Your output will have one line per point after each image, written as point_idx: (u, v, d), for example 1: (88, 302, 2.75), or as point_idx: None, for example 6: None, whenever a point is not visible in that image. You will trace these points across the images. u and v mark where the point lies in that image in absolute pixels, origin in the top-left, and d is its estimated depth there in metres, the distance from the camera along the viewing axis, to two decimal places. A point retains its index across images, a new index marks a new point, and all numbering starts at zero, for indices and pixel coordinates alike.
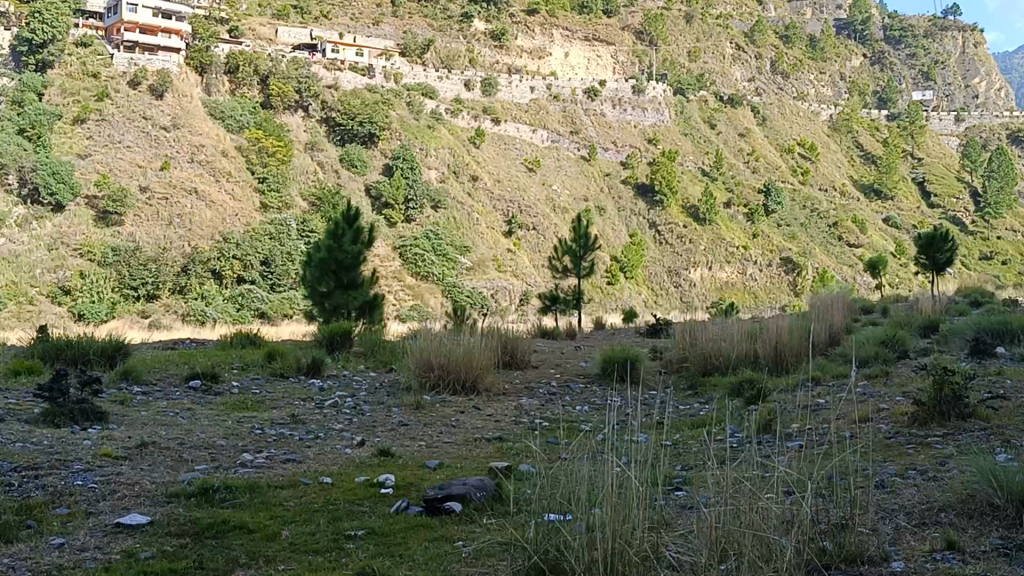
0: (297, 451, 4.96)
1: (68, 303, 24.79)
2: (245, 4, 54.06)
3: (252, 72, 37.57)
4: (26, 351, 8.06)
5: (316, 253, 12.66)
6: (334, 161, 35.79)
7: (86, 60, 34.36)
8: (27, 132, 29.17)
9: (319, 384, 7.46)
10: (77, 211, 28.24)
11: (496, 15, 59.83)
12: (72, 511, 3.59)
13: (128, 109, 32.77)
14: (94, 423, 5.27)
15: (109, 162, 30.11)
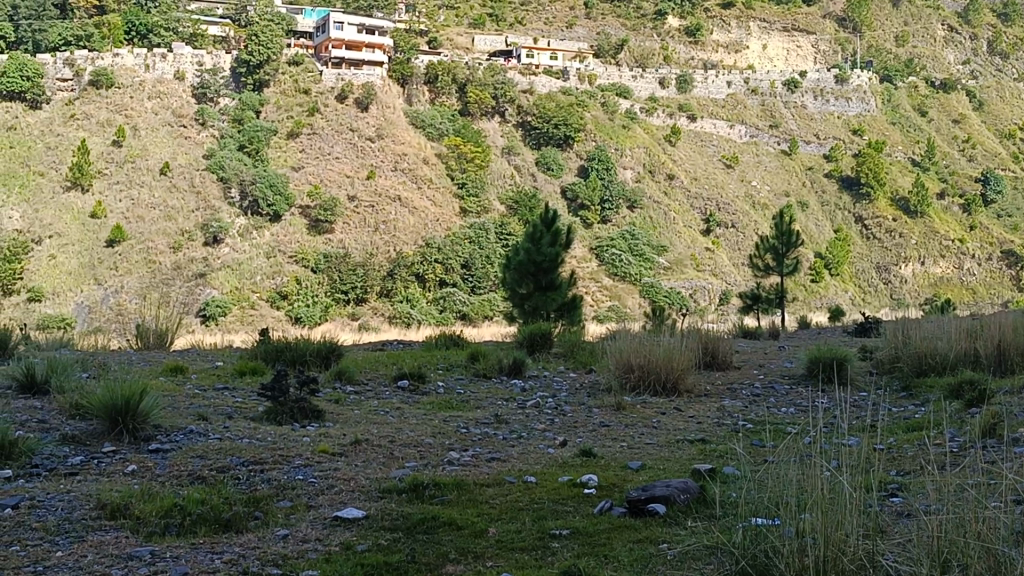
0: (501, 450, 5.05)
1: (286, 307, 26.30)
2: (443, 15, 55.75)
3: (451, 81, 38.63)
4: (249, 353, 8.61)
5: (516, 257, 12.91)
6: (530, 165, 36.35)
7: (298, 77, 36.44)
8: (247, 147, 31.73)
9: (520, 384, 7.56)
10: (292, 220, 29.97)
11: (689, 11, 59.18)
12: (295, 504, 3.81)
13: (337, 122, 34.39)
14: (312, 420, 5.56)
15: (320, 173, 31.84)
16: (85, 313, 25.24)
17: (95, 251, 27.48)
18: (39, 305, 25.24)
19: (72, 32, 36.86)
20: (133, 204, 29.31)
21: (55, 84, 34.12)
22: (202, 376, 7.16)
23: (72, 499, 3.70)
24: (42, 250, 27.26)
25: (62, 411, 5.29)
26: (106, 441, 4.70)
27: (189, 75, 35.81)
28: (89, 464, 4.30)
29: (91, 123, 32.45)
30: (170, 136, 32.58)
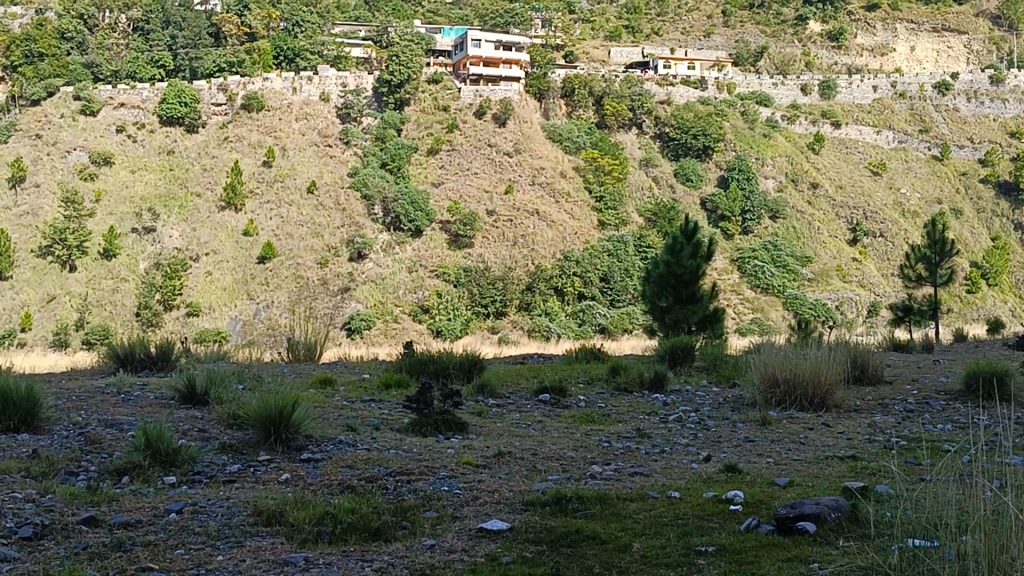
0: (644, 464, 5.01)
1: (427, 320, 26.77)
2: (579, 29, 55.93)
3: (588, 94, 38.71)
4: (394, 365, 8.80)
5: (655, 269, 12.82)
6: (669, 176, 36.04)
7: (438, 95, 37.19)
8: (389, 165, 32.68)
9: (662, 399, 7.47)
10: (433, 235, 30.53)
11: (833, 15, 57.70)
12: (441, 515, 3.87)
13: (476, 138, 34.87)
14: (456, 433, 5.65)
15: (459, 189, 32.40)
16: (239, 326, 26.44)
17: (247, 268, 28.73)
18: (197, 318, 26.68)
19: (225, 59, 38.69)
20: (282, 222, 30.58)
21: (211, 108, 35.90)
22: (350, 388, 7.36)
23: (230, 505, 3.86)
24: (199, 267, 28.83)
25: (220, 421, 5.53)
26: (260, 450, 4.89)
27: (334, 96, 37.06)
28: (245, 471, 4.48)
29: (243, 145, 33.99)
30: (316, 155, 33.80)
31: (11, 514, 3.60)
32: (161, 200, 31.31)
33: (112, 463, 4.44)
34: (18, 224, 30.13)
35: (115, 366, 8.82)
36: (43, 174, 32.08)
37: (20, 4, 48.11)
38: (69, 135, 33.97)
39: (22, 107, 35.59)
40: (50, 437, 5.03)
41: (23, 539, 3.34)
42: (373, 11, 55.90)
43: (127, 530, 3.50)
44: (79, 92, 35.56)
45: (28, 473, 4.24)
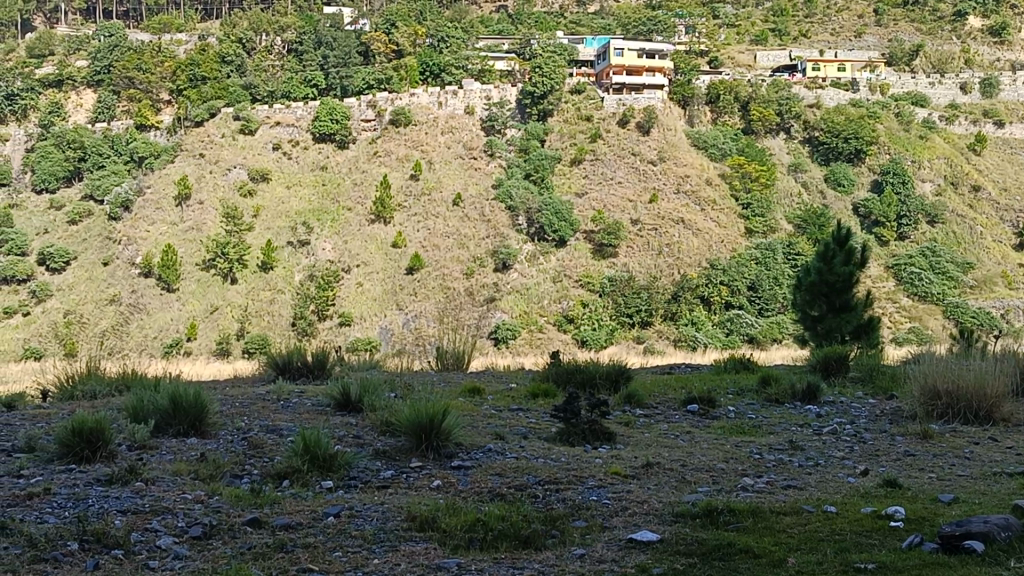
0: (797, 477, 4.89)
1: (572, 330, 26.81)
2: (724, 34, 54.93)
3: (734, 100, 38.00)
4: (541, 375, 8.86)
5: (807, 277, 12.50)
6: (819, 182, 35.07)
7: (581, 105, 37.27)
8: (533, 175, 33.04)
9: (815, 410, 7.25)
10: (577, 245, 30.55)
11: (994, 10, 55.11)
12: (590, 525, 3.86)
13: (619, 147, 34.74)
14: (604, 443, 5.64)
15: (603, 198, 32.39)
16: (389, 335, 27.15)
17: (396, 279, 29.49)
18: (348, 328, 27.54)
19: (374, 76, 39.80)
20: (429, 234, 31.27)
21: (360, 125, 37.18)
22: (498, 397, 7.42)
23: (384, 510, 3.96)
24: (350, 278, 29.78)
25: (374, 428, 5.68)
26: (413, 457, 4.99)
27: (478, 109, 37.72)
28: (399, 477, 4.59)
29: (392, 159, 34.92)
30: (462, 168, 34.39)
31: (182, 514, 3.80)
32: (314, 214, 32.49)
33: (274, 466, 4.63)
34: (183, 239, 31.95)
35: (274, 374, 9.18)
36: (206, 192, 33.91)
37: (185, 30, 50.84)
38: (230, 153, 35.85)
39: (187, 128, 37.83)
40: (216, 441, 5.27)
41: (192, 538, 3.51)
42: (515, 24, 56.58)
43: (288, 532, 3.64)
44: (238, 113, 37.41)
45: (196, 475, 4.46)
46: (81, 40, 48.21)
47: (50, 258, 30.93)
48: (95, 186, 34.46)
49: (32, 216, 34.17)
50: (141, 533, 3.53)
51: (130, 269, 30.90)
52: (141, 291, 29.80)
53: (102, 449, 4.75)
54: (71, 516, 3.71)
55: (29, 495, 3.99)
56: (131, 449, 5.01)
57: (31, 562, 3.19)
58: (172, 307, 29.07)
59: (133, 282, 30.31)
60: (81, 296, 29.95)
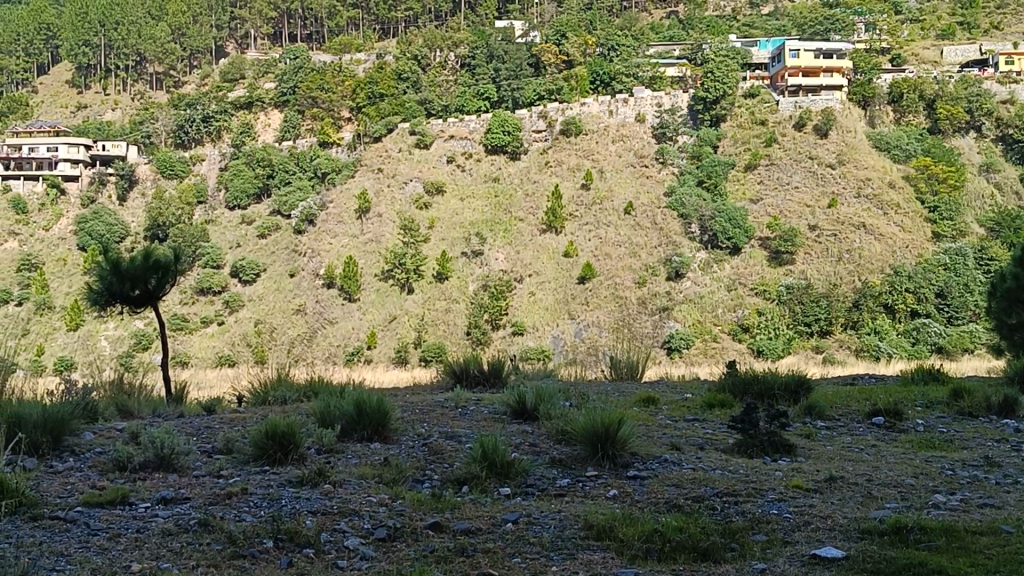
0: (995, 496, 4.61)
1: (747, 339, 26.22)
2: (908, 29, 52.57)
3: (918, 98, 36.20)
4: (717, 385, 8.72)
5: (1002, 283, 11.76)
6: (1014, 182, 33.15)
7: (755, 109, 36.49)
8: (706, 182, 32.65)
9: (1013, 424, 6.83)
10: (752, 252, 29.80)
11: None
12: (770, 539, 3.78)
13: (796, 151, 33.75)
14: (784, 454, 5.50)
15: (779, 204, 31.60)
16: (562, 345, 27.31)
17: (569, 289, 29.66)
18: (521, 337, 27.86)
19: (545, 87, 40.31)
20: (601, 243, 31.29)
21: (531, 136, 37.70)
22: (672, 408, 7.35)
23: (562, 518, 3.99)
24: (523, 288, 30.16)
25: (550, 436, 5.73)
26: (589, 466, 5.01)
27: (649, 116, 37.55)
28: (574, 486, 4.61)
29: (563, 170, 35.19)
30: (633, 176, 34.26)
31: (367, 516, 3.95)
32: (487, 225, 33.08)
33: (453, 472, 4.74)
34: (363, 250, 33.17)
35: (452, 382, 9.43)
36: (384, 205, 35.10)
37: (364, 49, 52.81)
38: (407, 167, 37.04)
39: (367, 143, 39.40)
40: (398, 446, 5.46)
41: (377, 539, 3.64)
42: (687, 29, 56.05)
43: (468, 537, 3.71)
44: (414, 128, 38.68)
45: (379, 478, 4.63)
46: (269, 64, 50.92)
47: (242, 271, 32.81)
48: (281, 202, 36.26)
49: (226, 231, 36.32)
50: (330, 534, 3.69)
51: (315, 280, 32.32)
52: (325, 301, 31.14)
53: (293, 452, 5.00)
54: (266, 515, 3.92)
55: (226, 494, 4.23)
56: (319, 452, 5.25)
57: (230, 557, 3.39)
58: (353, 317, 30.22)
59: (317, 292, 31.69)
60: (270, 306, 31.59)
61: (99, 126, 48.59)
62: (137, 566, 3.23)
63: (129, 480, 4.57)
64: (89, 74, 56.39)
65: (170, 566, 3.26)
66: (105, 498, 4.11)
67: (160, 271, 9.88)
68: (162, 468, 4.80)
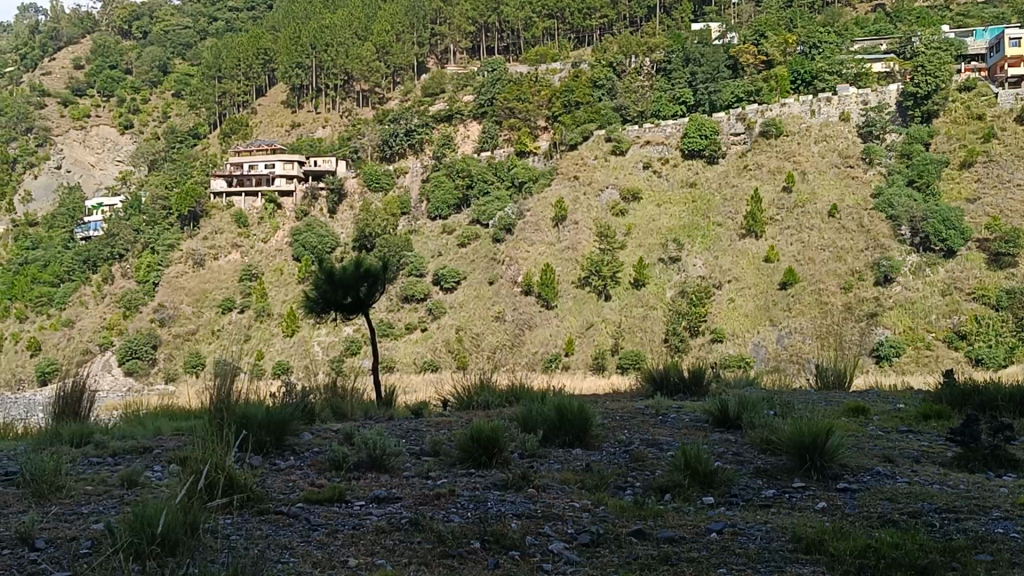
0: None
1: (964, 347, 24.62)
2: None
3: None
4: (934, 394, 8.27)
5: None
6: None
7: (971, 103, 34.49)
8: (917, 182, 31.12)
9: None
10: (969, 255, 28.02)
11: None
12: (997, 559, 3.54)
13: (1018, 147, 31.24)
14: (1009, 470, 5.15)
15: (1000, 204, 29.58)
16: (763, 353, 26.67)
17: (770, 295, 28.87)
18: (721, 344, 27.39)
19: (744, 89, 39.37)
20: (804, 247, 30.26)
21: (729, 139, 37.07)
22: (885, 418, 7.03)
23: (770, 529, 3.89)
24: (722, 294, 29.63)
25: (754, 445, 5.61)
26: (796, 478, 4.86)
27: (855, 115, 35.91)
28: (781, 498, 4.49)
29: (763, 172, 34.32)
30: (837, 177, 32.93)
31: (571, 521, 3.99)
32: (685, 231, 32.70)
33: (656, 480, 4.72)
34: (561, 258, 33.43)
35: (652, 390, 9.37)
36: (581, 213, 35.28)
37: (559, 59, 53.14)
38: (603, 174, 37.13)
39: (563, 152, 39.92)
40: (600, 452, 5.48)
41: (581, 544, 3.67)
42: (895, 22, 53.53)
43: (673, 546, 3.68)
44: (611, 135, 38.85)
45: (581, 484, 4.67)
46: (468, 77, 52.21)
47: (443, 279, 33.92)
48: (481, 212, 37.19)
49: (428, 241, 37.67)
50: (535, 538, 3.75)
51: (513, 288, 32.88)
52: (523, 308, 31.61)
53: (498, 456, 5.11)
54: (473, 517, 4.02)
55: (436, 495, 4.38)
56: (522, 456, 5.35)
57: (440, 556, 3.50)
58: (551, 324, 30.55)
59: (516, 300, 32.20)
60: (471, 314, 32.39)
61: (311, 143, 51.27)
62: (354, 561, 3.39)
63: (345, 479, 4.80)
64: (302, 94, 59.72)
65: (384, 562, 3.40)
66: (325, 496, 4.34)
67: (370, 279, 10.30)
68: (376, 468, 5.03)
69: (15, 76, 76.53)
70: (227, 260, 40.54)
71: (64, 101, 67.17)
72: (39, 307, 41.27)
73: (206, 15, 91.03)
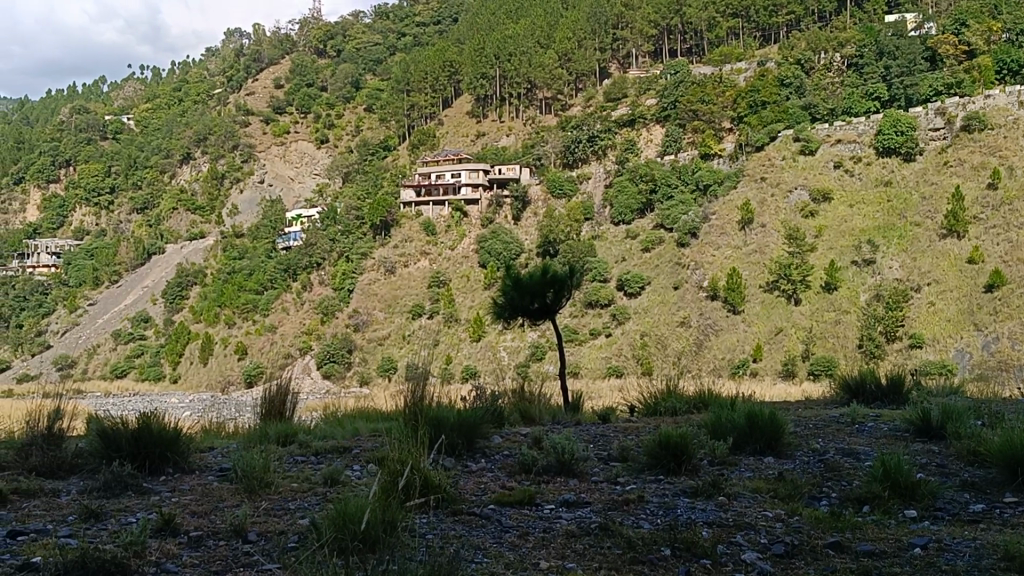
0: None
1: None
2: None
3: None
4: None
5: None
6: None
7: None
8: None
9: None
10: None
11: None
12: None
13: None
14: None
15: None
16: (968, 360, 25.14)
17: (974, 298, 27.10)
18: (921, 350, 26.11)
19: (943, 82, 37.31)
20: (1013, 247, 28.10)
21: (928, 135, 35.18)
22: None
23: (977, 547, 3.68)
24: (921, 298, 28.21)
25: (958, 457, 5.33)
26: (1006, 492, 4.58)
27: None
28: (991, 513, 4.24)
29: (965, 169, 32.39)
30: None
31: (763, 531, 3.90)
32: (880, 232, 31.32)
33: (852, 490, 4.56)
34: (748, 262, 32.70)
35: (848, 398, 9.03)
36: (769, 215, 34.42)
37: (745, 58, 51.84)
38: (792, 175, 36.14)
39: (749, 153, 39.16)
40: (793, 461, 5.34)
41: (775, 555, 3.59)
42: None
43: (872, 559, 3.54)
44: (799, 134, 37.85)
45: (772, 493, 4.57)
46: (651, 80, 51.76)
47: (628, 284, 33.95)
48: (665, 216, 36.88)
49: (611, 247, 37.72)
50: (726, 546, 3.69)
51: (698, 292, 32.40)
52: (709, 313, 31.16)
53: (687, 463, 5.06)
54: (663, 523, 4.00)
55: (625, 501, 4.38)
56: (713, 463, 5.28)
57: (630, 561, 3.50)
58: (738, 329, 29.97)
59: (701, 305, 31.74)
60: (655, 319, 32.19)
61: (496, 151, 52.19)
62: (545, 565, 3.44)
63: (534, 482, 4.88)
64: (487, 104, 61.04)
65: (575, 566, 3.43)
66: (516, 499, 4.43)
67: (557, 285, 10.40)
68: (564, 472, 5.07)
69: (223, 97, 81.63)
70: (417, 267, 41.83)
71: (266, 119, 71.13)
72: (245, 313, 43.89)
73: (394, 31, 94.29)
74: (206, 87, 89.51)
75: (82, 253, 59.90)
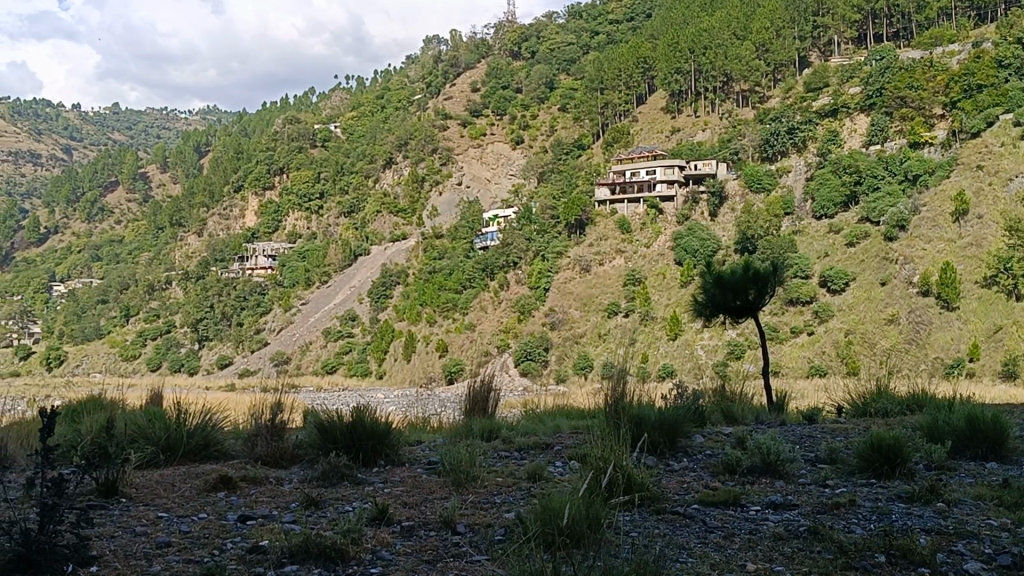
0: None
1: None
2: None
3: None
4: None
5: None
6: None
7: None
8: None
9: None
10: None
11: None
12: None
13: None
14: None
15: None
16: None
17: None
18: None
19: None
20: None
21: None
22: None
23: None
24: None
25: None
26: None
27: None
28: None
29: None
30: None
31: (987, 540, 3.68)
32: None
33: None
34: (963, 256, 30.77)
35: None
36: (986, 205, 32.19)
37: (958, 39, 48.78)
38: (1011, 162, 33.61)
39: (963, 141, 36.87)
40: (1019, 467, 5.01)
41: (1000, 567, 3.37)
42: None
43: None
44: (1019, 118, 34.99)
45: (997, 499, 4.31)
46: (854, 68, 49.54)
47: (831, 280, 32.89)
48: (870, 209, 35.31)
49: (813, 242, 36.55)
50: (946, 555, 3.51)
51: (908, 288, 30.77)
52: (920, 309, 29.55)
53: (901, 466, 4.84)
54: (877, 529, 3.84)
55: (835, 504, 4.24)
56: (928, 468, 5.02)
57: (843, 568, 3.38)
58: (953, 328, 28.31)
59: (912, 301, 30.16)
60: (862, 316, 30.93)
61: (691, 146, 51.46)
62: (753, 566, 3.38)
63: (739, 482, 4.80)
64: (682, 99, 60.36)
65: (783, 570, 3.35)
66: (720, 499, 4.37)
67: (759, 282, 10.12)
68: (769, 473, 4.96)
69: (422, 103, 84.31)
70: (612, 265, 41.82)
71: (464, 122, 72.94)
72: (446, 312, 45.25)
73: (588, 30, 94.41)
74: (407, 93, 92.65)
75: (295, 255, 63.39)
